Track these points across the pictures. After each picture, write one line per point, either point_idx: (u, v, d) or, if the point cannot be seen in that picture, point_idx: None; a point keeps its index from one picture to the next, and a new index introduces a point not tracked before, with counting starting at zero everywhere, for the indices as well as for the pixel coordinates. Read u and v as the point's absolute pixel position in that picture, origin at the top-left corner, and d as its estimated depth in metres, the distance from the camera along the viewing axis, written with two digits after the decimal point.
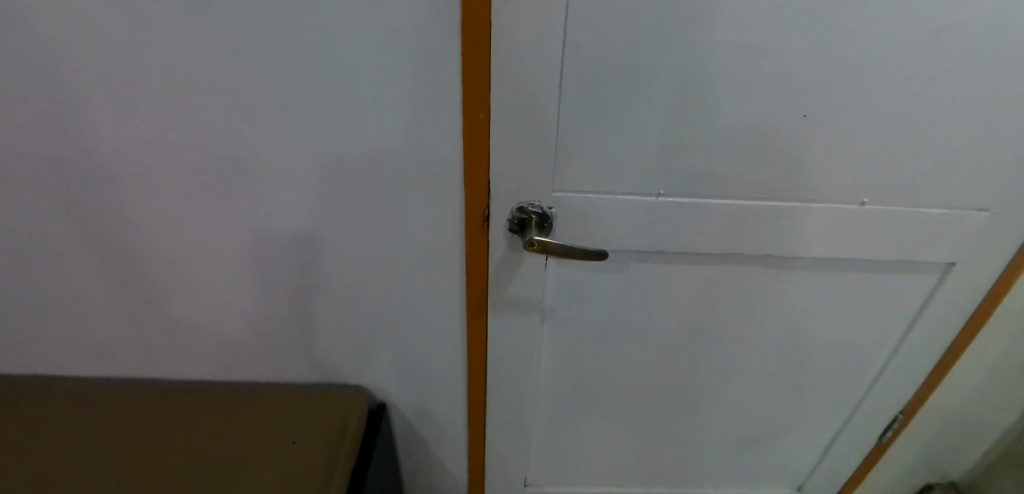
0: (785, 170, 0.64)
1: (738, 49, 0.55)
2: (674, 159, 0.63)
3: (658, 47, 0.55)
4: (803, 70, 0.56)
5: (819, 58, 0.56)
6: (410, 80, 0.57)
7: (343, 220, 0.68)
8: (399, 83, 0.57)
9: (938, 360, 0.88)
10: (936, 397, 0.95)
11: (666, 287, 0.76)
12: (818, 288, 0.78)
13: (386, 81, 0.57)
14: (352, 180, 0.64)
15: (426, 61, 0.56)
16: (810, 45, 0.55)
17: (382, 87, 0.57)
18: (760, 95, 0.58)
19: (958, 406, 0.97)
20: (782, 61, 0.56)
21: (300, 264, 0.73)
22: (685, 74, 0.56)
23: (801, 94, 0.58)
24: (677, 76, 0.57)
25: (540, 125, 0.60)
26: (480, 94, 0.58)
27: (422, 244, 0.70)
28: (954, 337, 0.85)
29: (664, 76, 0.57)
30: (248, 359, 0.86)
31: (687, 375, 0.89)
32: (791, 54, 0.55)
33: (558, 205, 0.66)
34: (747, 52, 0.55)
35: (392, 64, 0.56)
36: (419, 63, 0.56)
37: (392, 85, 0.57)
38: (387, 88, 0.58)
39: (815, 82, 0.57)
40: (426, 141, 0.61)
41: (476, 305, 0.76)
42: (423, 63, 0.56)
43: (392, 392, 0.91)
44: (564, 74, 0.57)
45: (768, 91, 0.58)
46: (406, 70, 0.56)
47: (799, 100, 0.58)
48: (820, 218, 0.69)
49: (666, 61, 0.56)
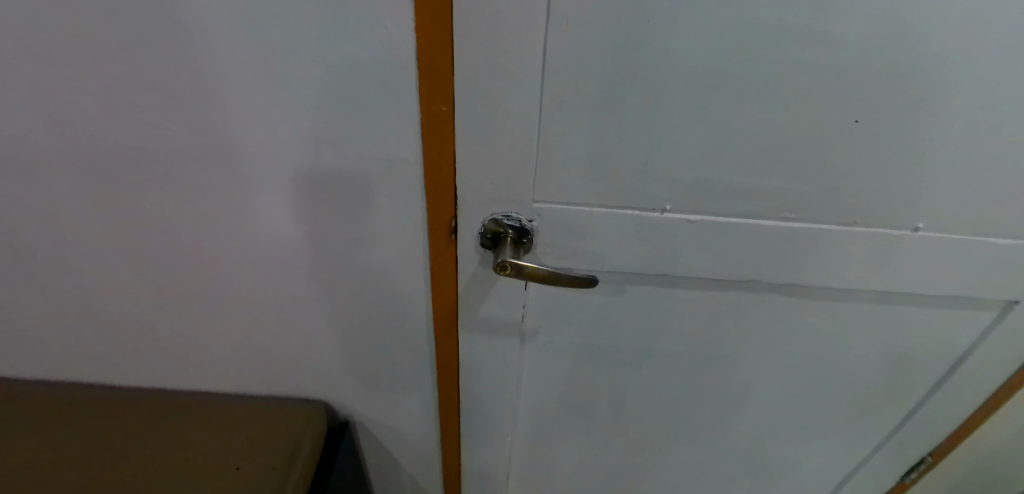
0: (825, 187, 0.51)
1: (778, 34, 0.42)
2: (687, 170, 0.50)
3: (673, 29, 0.42)
4: (864, 60, 0.43)
5: (886, 46, 0.42)
6: (353, 61, 0.45)
7: (285, 221, 0.57)
8: (340, 65, 0.45)
9: (984, 401, 0.76)
10: (975, 438, 0.84)
11: (670, 312, 0.65)
12: (852, 320, 0.66)
13: (324, 60, 0.45)
14: (295, 179, 0.53)
15: (373, 37, 0.43)
16: (875, 33, 0.42)
17: (321, 69, 0.45)
18: (802, 92, 0.45)
19: (997, 447, 0.86)
20: (836, 52, 0.43)
21: (242, 268, 0.62)
22: (708, 64, 0.44)
23: (857, 92, 0.45)
24: (697, 64, 0.44)
25: (518, 123, 0.48)
26: (442, 79, 0.45)
27: (382, 255, 0.59)
28: (1007, 378, 0.73)
29: (679, 63, 0.43)
30: (199, 368, 0.77)
31: (689, 405, 0.78)
32: (849, 43, 0.42)
33: (539, 218, 0.54)
34: (791, 35, 0.42)
35: (330, 40, 0.44)
36: (363, 39, 0.43)
37: (332, 66, 0.45)
38: (326, 70, 0.45)
39: (877, 80, 0.44)
40: (377, 134, 0.49)
41: (445, 325, 0.65)
42: (369, 40, 0.43)
43: (357, 408, 0.81)
44: (549, 58, 0.44)
45: (813, 89, 0.45)
46: (346, 43, 0.44)
47: (852, 101, 0.45)
48: (862, 244, 0.56)
49: (684, 45, 0.43)
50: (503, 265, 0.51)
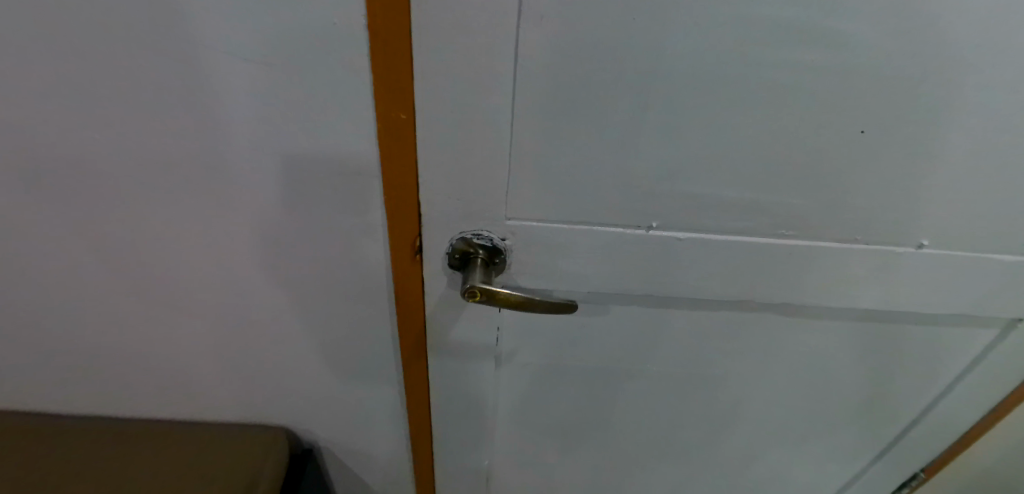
0: (826, 202, 0.47)
1: (784, 36, 0.36)
2: (676, 185, 0.45)
3: (665, 30, 0.36)
4: (876, 67, 0.38)
5: (902, 52, 0.37)
6: (296, 61, 0.39)
7: (232, 237, 0.51)
8: (281, 66, 0.39)
9: (981, 419, 0.73)
10: (970, 454, 0.81)
11: (658, 333, 0.60)
12: (849, 340, 0.63)
13: (262, 60, 0.39)
14: (239, 193, 0.47)
15: (318, 34, 0.37)
16: (891, 38, 0.37)
17: (258, 71, 0.39)
18: (806, 101, 0.40)
19: (991, 463, 0.83)
20: (848, 58, 0.38)
21: (187, 287, 0.56)
22: (704, 70, 0.38)
23: (866, 102, 0.40)
24: (690, 70, 0.38)
25: (488, 133, 0.42)
26: (400, 84, 0.39)
27: (342, 273, 0.54)
28: (1006, 397, 0.70)
29: (670, 68, 0.38)
30: (146, 394, 0.70)
31: (677, 426, 0.74)
32: (862, 47, 0.37)
33: (513, 236, 0.48)
34: (797, 38, 0.37)
35: (266, 37, 0.37)
36: (305, 36, 0.37)
37: (272, 67, 0.39)
38: (265, 72, 0.39)
39: (889, 88, 0.40)
40: (330, 143, 0.43)
41: (413, 349, 0.60)
42: (313, 37, 0.37)
43: (322, 433, 0.75)
44: (523, 62, 0.38)
45: (818, 97, 0.40)
46: (288, 43, 0.38)
47: (860, 110, 0.41)
48: (863, 262, 0.52)
49: (676, 48, 0.37)
50: (473, 291, 0.46)
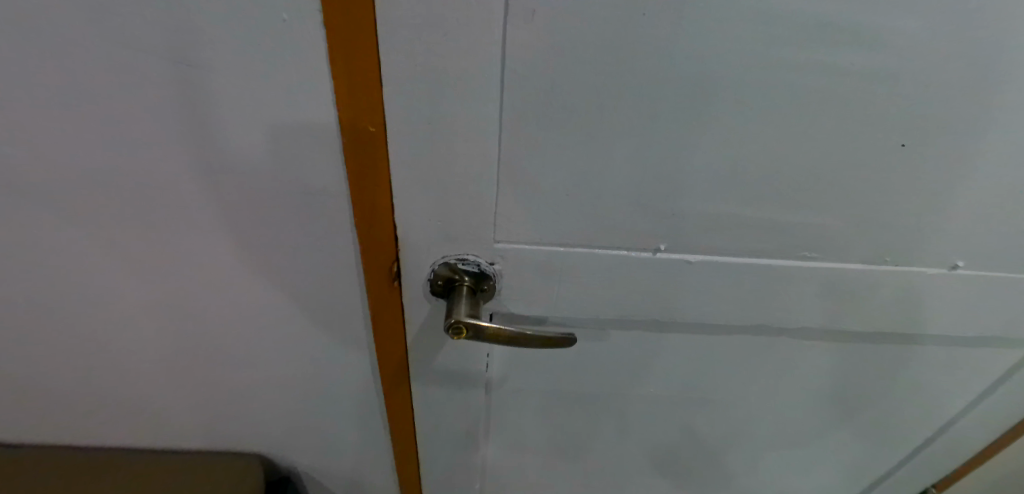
0: (856, 223, 0.42)
1: (820, 37, 0.31)
2: (688, 205, 0.40)
3: (679, 32, 0.31)
4: (921, 75, 0.33)
5: (952, 57, 0.32)
6: (244, 63, 0.33)
7: (187, 263, 0.45)
8: (226, 70, 0.33)
9: (1002, 437, 0.70)
10: (987, 470, 0.77)
11: (663, 358, 0.56)
12: (867, 363, 0.58)
13: (203, 63, 0.33)
14: (190, 214, 0.41)
15: (267, 31, 0.31)
16: (941, 41, 0.32)
17: (201, 75, 0.33)
18: (839, 113, 0.35)
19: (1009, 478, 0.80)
20: (889, 63, 0.33)
21: (143, 314, 0.51)
22: (723, 77, 0.33)
23: (907, 113, 0.35)
24: (708, 77, 0.33)
25: (472, 149, 0.36)
26: (367, 91, 0.33)
27: (313, 298, 0.48)
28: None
29: (684, 75, 0.33)
30: (107, 423, 0.64)
31: (682, 448, 0.70)
32: (907, 52, 0.32)
33: (503, 260, 0.43)
34: (832, 42, 0.31)
35: (207, 35, 0.31)
36: (252, 33, 0.31)
37: (216, 71, 0.33)
38: (209, 76, 0.33)
39: (934, 98, 0.34)
40: (290, 160, 0.37)
41: (395, 377, 0.55)
42: (262, 34, 0.31)
43: (301, 459, 0.70)
44: (511, 67, 0.32)
45: (853, 109, 0.35)
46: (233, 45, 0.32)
47: (901, 123, 0.36)
48: (892, 286, 0.47)
49: (692, 52, 0.32)
50: (455, 328, 0.41)
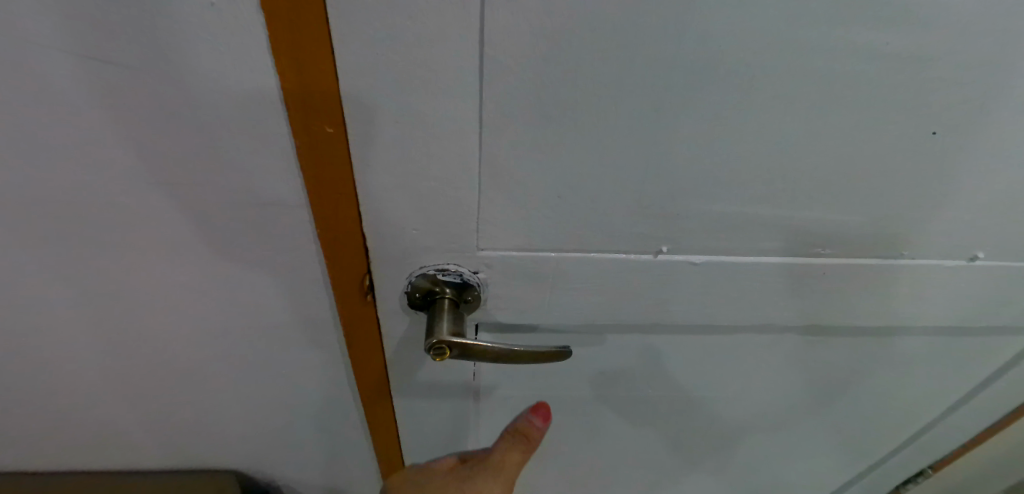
0: (872, 218, 0.40)
1: (855, 15, 0.27)
2: (693, 204, 0.36)
3: (696, 16, 0.27)
4: (960, 62, 0.30)
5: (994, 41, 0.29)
6: (166, 60, 0.27)
7: (133, 284, 0.40)
8: (148, 69, 0.27)
9: (992, 412, 0.71)
10: (977, 444, 0.79)
11: (665, 358, 0.53)
12: (879, 355, 0.58)
13: (119, 62, 0.27)
14: (127, 233, 0.36)
15: (190, 20, 0.25)
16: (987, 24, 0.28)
17: (116, 75, 0.27)
18: (868, 104, 0.32)
19: (995, 448, 0.82)
20: (928, 49, 0.29)
21: (90, 338, 0.45)
22: (741, 63, 0.29)
23: (941, 102, 0.32)
24: (726, 67, 0.29)
25: (448, 150, 0.31)
26: (320, 87, 0.28)
27: (277, 316, 0.43)
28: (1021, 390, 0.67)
29: (699, 66, 0.29)
30: (66, 448, 0.59)
31: (680, 440, 0.68)
32: (949, 37, 0.29)
33: (489, 269, 0.39)
34: (869, 26, 0.28)
35: (118, 28, 0.25)
36: (172, 23, 0.25)
37: (136, 71, 0.27)
38: (125, 76, 0.27)
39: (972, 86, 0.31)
40: (236, 170, 0.32)
41: (375, 390, 0.51)
42: (184, 24, 0.25)
43: (283, 470, 0.67)
44: (492, 55, 0.27)
45: (884, 100, 0.31)
46: (153, 41, 0.26)
47: (933, 114, 0.33)
48: (903, 278, 0.46)
49: (710, 40, 0.28)
50: (437, 349, 0.37)
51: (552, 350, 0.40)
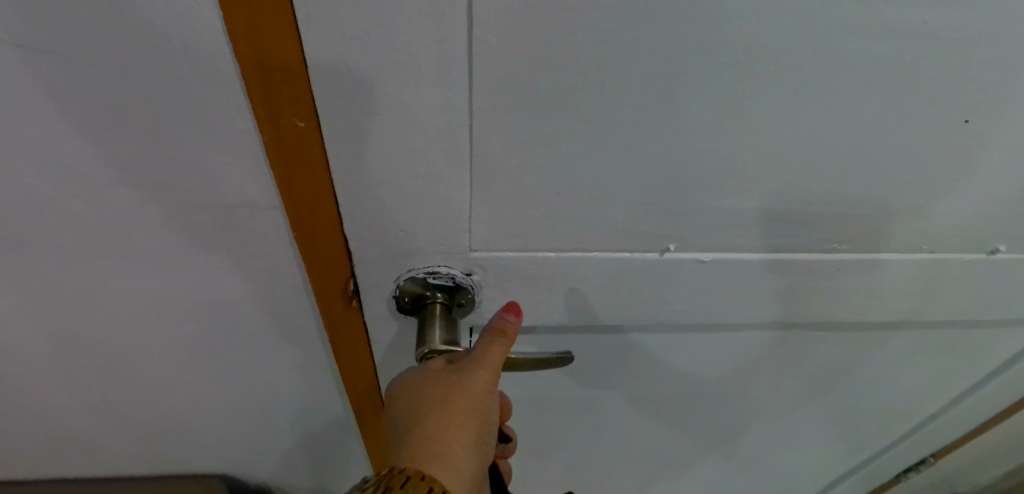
0: (892, 212, 0.37)
1: None
2: (702, 200, 0.34)
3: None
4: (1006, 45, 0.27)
5: None
6: (109, 53, 0.23)
7: (102, 293, 0.37)
8: (90, 64, 0.24)
9: (998, 403, 0.70)
10: (979, 434, 0.78)
11: (670, 356, 0.51)
12: (888, 349, 0.56)
13: (54, 56, 0.23)
14: (86, 240, 0.33)
15: (130, 7, 0.22)
16: None
17: (53, 72, 0.24)
18: (900, 92, 0.29)
19: (996, 436, 0.81)
20: (971, 32, 0.26)
21: (59, 349, 0.42)
22: (763, 47, 0.26)
23: (978, 90, 0.30)
24: (749, 53, 0.26)
25: (434, 146, 0.28)
26: (287, 76, 0.25)
27: (257, 322, 0.41)
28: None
29: (718, 52, 0.26)
30: (44, 459, 0.57)
31: (681, 436, 0.67)
32: (997, 19, 0.26)
33: (483, 271, 0.36)
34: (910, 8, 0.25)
35: (51, 20, 0.22)
36: (111, 10, 0.22)
37: (76, 66, 0.24)
38: (64, 73, 0.24)
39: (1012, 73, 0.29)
40: (201, 172, 0.29)
41: (366, 391, 0.49)
42: (126, 11, 0.22)
43: (272, 471, 0.65)
44: (483, 41, 0.24)
45: (917, 87, 0.29)
46: (93, 31, 0.22)
47: (967, 102, 0.30)
48: (918, 272, 0.44)
49: (732, 24, 0.25)
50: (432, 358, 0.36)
51: (552, 356, 0.38)
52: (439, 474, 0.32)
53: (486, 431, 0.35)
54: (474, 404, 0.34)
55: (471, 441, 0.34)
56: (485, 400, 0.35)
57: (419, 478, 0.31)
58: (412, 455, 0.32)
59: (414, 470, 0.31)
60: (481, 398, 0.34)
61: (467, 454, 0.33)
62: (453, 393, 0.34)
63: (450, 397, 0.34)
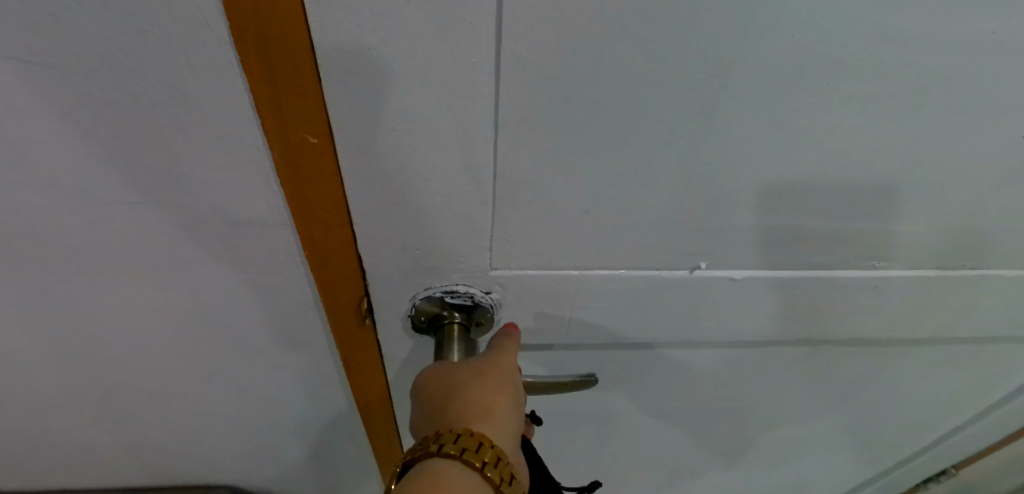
0: (934, 229, 0.35)
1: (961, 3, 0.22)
2: (737, 217, 0.32)
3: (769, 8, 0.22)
4: None
5: None
6: (105, 66, 0.21)
7: (108, 310, 0.36)
8: (91, 81, 0.22)
9: None
10: (1002, 446, 0.76)
11: (692, 371, 0.49)
12: (915, 362, 0.54)
13: (54, 73, 0.22)
14: (90, 259, 0.31)
15: (134, 19, 0.20)
16: None
17: (45, 86, 0.22)
18: (955, 107, 0.27)
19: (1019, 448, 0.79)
20: None
21: (65, 365, 0.41)
22: (813, 60, 0.24)
23: None
24: (798, 67, 0.24)
25: (455, 164, 0.27)
26: (299, 90, 0.23)
27: (266, 339, 0.39)
28: None
29: (765, 67, 0.24)
30: (48, 469, 0.56)
31: (698, 448, 0.65)
32: None
33: (503, 290, 0.34)
34: (975, 19, 0.23)
35: (50, 34, 0.20)
36: (107, 22, 0.20)
37: (76, 82, 0.22)
38: (57, 87, 0.22)
39: None
40: (210, 191, 0.27)
41: (377, 404, 0.47)
42: (128, 23, 0.20)
43: (280, 480, 0.64)
44: (511, 52, 0.22)
45: (973, 101, 0.27)
46: (95, 47, 0.21)
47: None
48: (955, 288, 0.42)
49: (782, 36, 0.23)
50: None
51: (569, 379, 0.36)
52: (487, 434, 0.29)
53: (522, 403, 0.33)
54: (508, 376, 0.32)
55: (512, 410, 0.31)
56: (516, 377, 0.33)
57: (469, 434, 0.28)
58: (455, 417, 0.30)
59: (462, 428, 0.29)
60: (513, 374, 0.33)
61: (509, 423, 0.31)
62: (486, 366, 0.32)
63: (484, 368, 0.32)
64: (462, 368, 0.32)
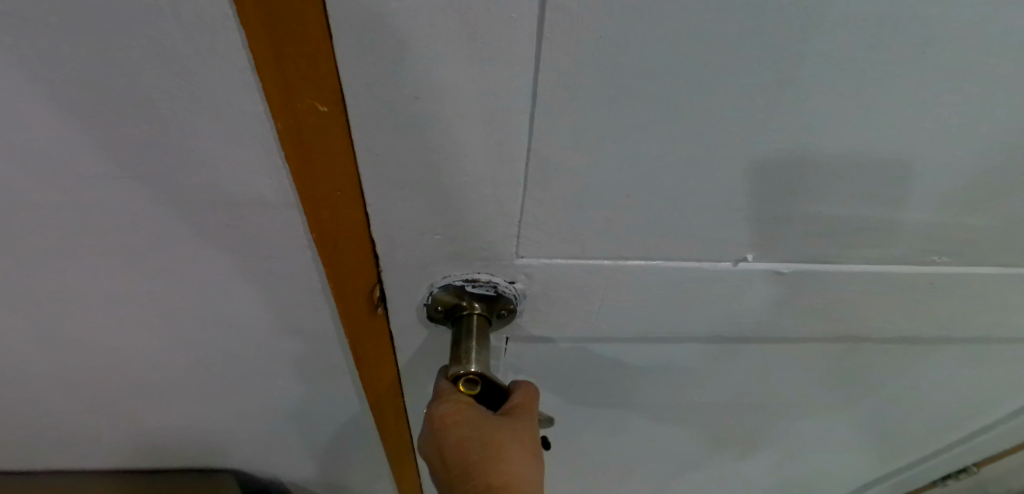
0: (1001, 222, 0.32)
1: None
2: (790, 205, 0.29)
3: None
4: None
5: None
6: (87, 29, 0.18)
7: (103, 295, 0.33)
8: (74, 46, 0.19)
9: None
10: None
11: (720, 366, 0.47)
12: (954, 361, 0.51)
13: (30, 37, 0.19)
14: (84, 244, 0.29)
15: None
16: None
17: (6, 41, 0.19)
18: None
19: None
20: None
21: (62, 352, 0.39)
22: (908, 31, 0.20)
23: None
24: (890, 38, 0.21)
25: (483, 142, 0.23)
26: (306, 49, 0.20)
27: (270, 325, 0.37)
28: None
29: (852, 38, 0.20)
30: (47, 448, 0.54)
31: (717, 441, 0.63)
32: None
33: (529, 281, 0.31)
34: None
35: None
36: None
37: (58, 49, 0.19)
38: (19, 40, 0.19)
39: None
40: (209, 173, 0.24)
41: (387, 395, 0.45)
42: None
43: (287, 466, 0.62)
44: (557, 8, 0.19)
45: None
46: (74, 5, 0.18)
47: None
48: (1013, 285, 0.39)
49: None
50: (468, 379, 0.31)
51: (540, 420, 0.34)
52: None
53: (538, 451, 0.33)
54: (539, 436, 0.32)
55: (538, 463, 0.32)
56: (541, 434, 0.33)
57: None
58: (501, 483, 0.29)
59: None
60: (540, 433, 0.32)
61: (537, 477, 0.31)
62: (524, 426, 0.31)
63: (524, 431, 0.31)
64: (504, 428, 0.31)
